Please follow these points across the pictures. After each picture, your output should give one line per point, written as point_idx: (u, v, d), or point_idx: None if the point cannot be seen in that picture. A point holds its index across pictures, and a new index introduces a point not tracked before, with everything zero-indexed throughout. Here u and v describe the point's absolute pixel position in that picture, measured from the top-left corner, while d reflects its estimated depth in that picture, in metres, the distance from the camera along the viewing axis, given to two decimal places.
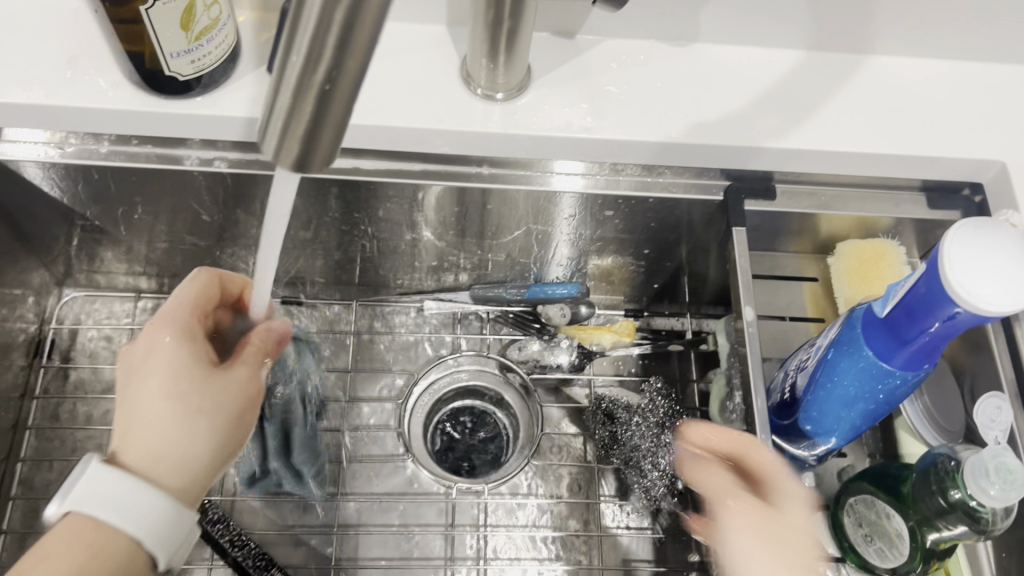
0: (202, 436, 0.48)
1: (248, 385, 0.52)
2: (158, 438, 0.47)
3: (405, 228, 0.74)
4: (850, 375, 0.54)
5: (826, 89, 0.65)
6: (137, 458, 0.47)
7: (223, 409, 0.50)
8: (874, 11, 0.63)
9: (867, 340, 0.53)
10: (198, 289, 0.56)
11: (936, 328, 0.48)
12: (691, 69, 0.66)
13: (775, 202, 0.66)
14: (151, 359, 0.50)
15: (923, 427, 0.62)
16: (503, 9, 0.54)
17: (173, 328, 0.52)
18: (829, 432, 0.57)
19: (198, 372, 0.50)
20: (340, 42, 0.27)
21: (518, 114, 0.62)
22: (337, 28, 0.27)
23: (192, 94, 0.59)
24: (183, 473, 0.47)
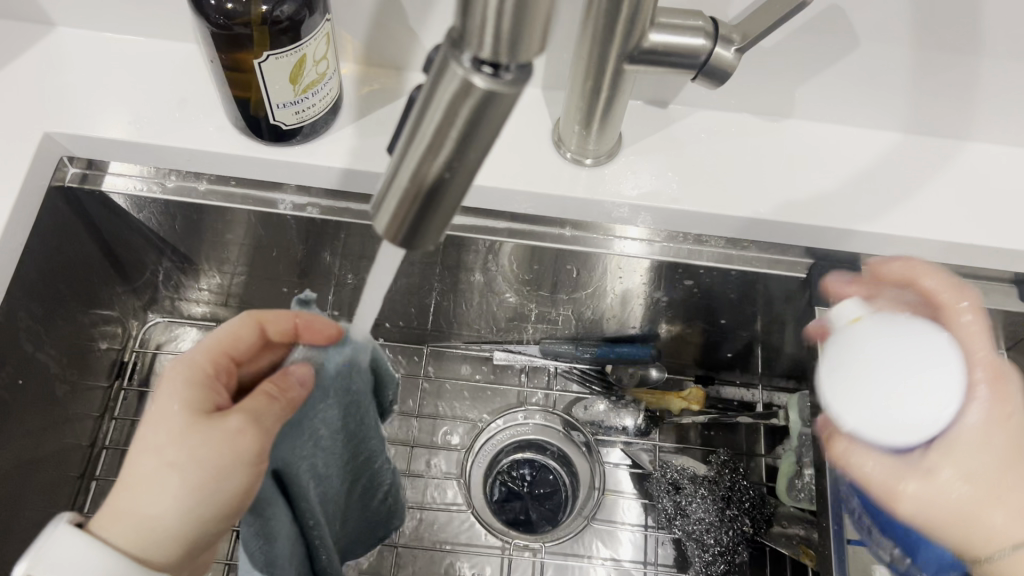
0: (173, 499, 0.43)
1: (238, 443, 0.44)
2: (130, 493, 0.43)
3: (483, 281, 0.75)
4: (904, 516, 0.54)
5: (921, 174, 0.64)
6: (110, 527, 0.43)
7: (202, 472, 0.43)
8: (976, 101, 0.62)
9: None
10: (227, 335, 0.49)
11: None
12: (782, 145, 0.65)
13: None
14: (151, 411, 0.45)
15: None
16: (603, 80, 0.55)
17: (186, 369, 0.46)
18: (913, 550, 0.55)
19: (184, 421, 0.44)
20: (463, 136, 0.28)
21: (606, 181, 0.63)
22: (462, 121, 0.27)
23: (292, 142, 0.61)
24: (141, 536, 0.43)
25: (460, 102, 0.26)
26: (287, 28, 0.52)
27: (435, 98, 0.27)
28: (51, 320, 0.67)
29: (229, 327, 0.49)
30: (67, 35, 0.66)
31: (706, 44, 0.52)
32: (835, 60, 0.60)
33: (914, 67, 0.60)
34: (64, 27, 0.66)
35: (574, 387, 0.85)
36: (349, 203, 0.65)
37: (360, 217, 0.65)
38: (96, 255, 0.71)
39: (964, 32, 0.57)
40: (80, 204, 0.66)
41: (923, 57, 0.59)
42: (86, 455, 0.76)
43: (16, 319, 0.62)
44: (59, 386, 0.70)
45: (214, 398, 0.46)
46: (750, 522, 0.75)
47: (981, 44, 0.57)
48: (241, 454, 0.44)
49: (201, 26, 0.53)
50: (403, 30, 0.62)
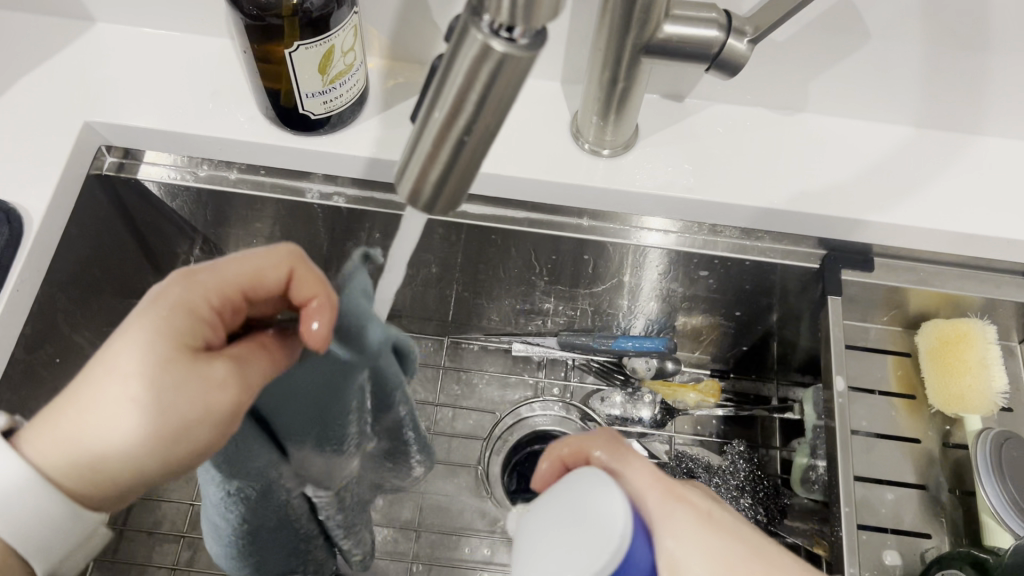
0: (121, 435, 0.40)
1: (215, 396, 0.40)
2: (82, 411, 0.40)
3: (503, 272, 0.77)
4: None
5: (933, 167, 0.66)
6: (45, 442, 0.41)
7: (155, 417, 0.40)
8: (988, 95, 0.63)
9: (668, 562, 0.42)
10: (251, 271, 0.44)
11: None
12: (796, 138, 0.67)
13: (872, 274, 0.67)
14: (129, 326, 0.41)
15: (1006, 513, 0.59)
16: (619, 71, 0.57)
17: (189, 298, 0.42)
18: None
19: (161, 354, 0.40)
20: (482, 98, 0.30)
21: (623, 170, 0.65)
22: (481, 84, 0.29)
23: (320, 132, 0.64)
24: (83, 459, 0.41)
25: (479, 64, 0.28)
26: (317, 19, 0.55)
27: (456, 63, 0.29)
28: (88, 304, 0.69)
29: (256, 260, 0.44)
30: (106, 30, 0.69)
31: (719, 36, 0.53)
32: (848, 53, 0.62)
33: (925, 60, 0.61)
34: (103, 22, 0.69)
35: (590, 380, 0.86)
36: (375, 193, 0.68)
37: (385, 206, 0.68)
38: (130, 242, 0.73)
39: (974, 26, 0.58)
40: (116, 192, 0.68)
41: (934, 50, 0.60)
42: None
43: (54, 301, 0.64)
44: None
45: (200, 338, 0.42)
46: (764, 512, 0.76)
47: (991, 37, 0.58)
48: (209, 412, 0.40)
49: (235, 18, 0.55)
50: (427, 24, 0.64)
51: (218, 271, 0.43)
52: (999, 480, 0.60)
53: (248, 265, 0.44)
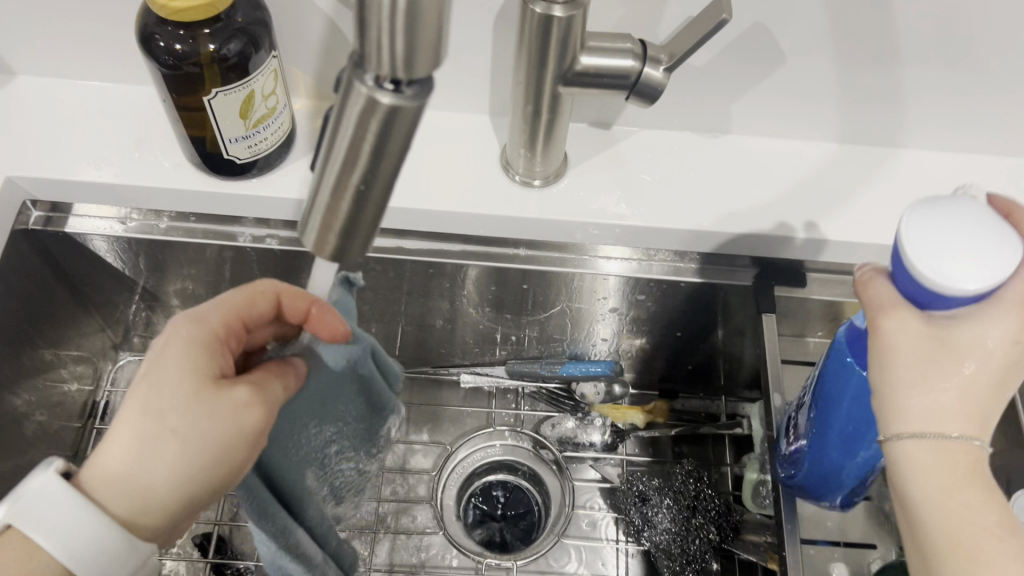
0: (174, 458, 0.42)
1: (244, 416, 0.43)
2: (125, 452, 0.42)
3: (445, 303, 0.76)
4: (846, 394, 0.53)
5: (857, 181, 0.67)
6: (90, 475, 0.41)
7: (206, 439, 0.42)
8: (905, 110, 0.65)
9: (866, 354, 0.52)
10: (244, 296, 0.48)
11: None
12: (724, 159, 0.68)
13: (805, 289, 0.68)
14: (150, 371, 0.43)
15: None
16: (542, 103, 0.58)
17: (194, 328, 0.44)
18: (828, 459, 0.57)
19: (193, 389, 0.43)
20: (374, 148, 0.30)
21: (554, 200, 0.65)
22: (371, 134, 0.29)
23: (249, 176, 0.63)
24: (133, 498, 0.42)
25: (367, 113, 0.28)
26: (234, 65, 0.55)
27: (345, 114, 0.29)
28: (19, 361, 0.68)
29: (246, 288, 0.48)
30: (26, 83, 0.68)
31: (635, 64, 0.54)
32: (766, 74, 0.63)
33: (841, 78, 0.63)
34: (25, 75, 0.68)
35: (541, 407, 0.86)
36: None
37: None
38: (64, 295, 0.72)
39: (883, 44, 0.59)
40: (45, 246, 0.67)
41: (849, 68, 0.62)
42: None
43: None
44: (31, 426, 0.71)
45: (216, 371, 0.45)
46: (717, 530, 0.75)
47: (900, 54, 0.60)
48: (248, 428, 0.43)
49: (152, 68, 0.55)
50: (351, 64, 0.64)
51: (217, 301, 0.47)
52: None
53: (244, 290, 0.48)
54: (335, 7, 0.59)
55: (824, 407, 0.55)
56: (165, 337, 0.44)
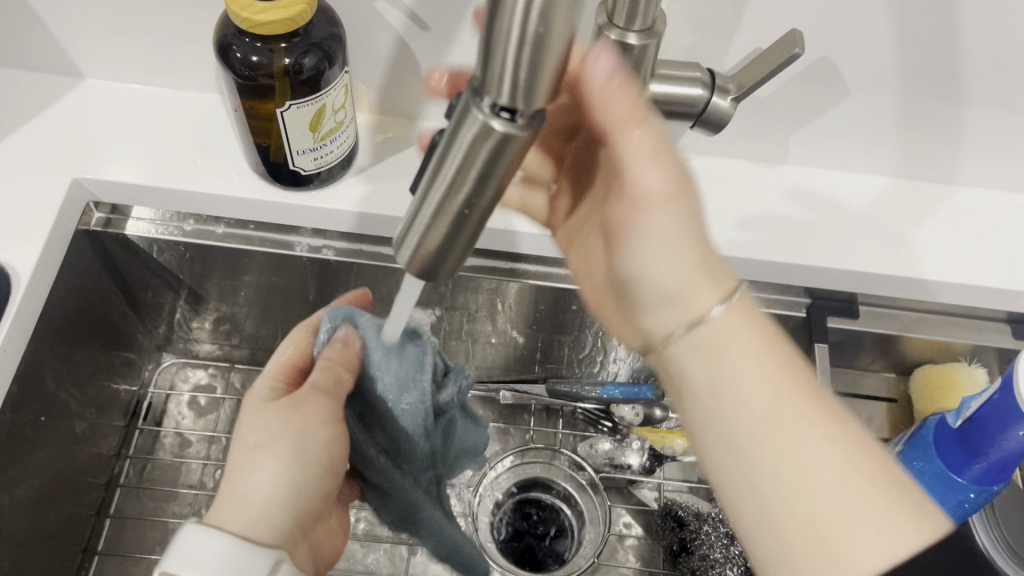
0: (269, 470, 0.49)
1: (285, 423, 0.50)
2: (252, 485, 0.48)
3: (490, 319, 0.77)
4: (920, 480, 0.54)
5: (911, 217, 0.67)
6: (228, 515, 0.48)
7: (302, 475, 0.50)
8: (963, 150, 0.65)
9: (942, 446, 0.53)
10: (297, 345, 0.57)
11: (1008, 443, 0.49)
12: (778, 189, 0.68)
13: (857, 321, 0.68)
14: (250, 415, 0.52)
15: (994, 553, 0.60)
16: None
17: (259, 395, 0.53)
18: None
19: (274, 409, 0.51)
20: (482, 174, 0.30)
21: None
22: (484, 157, 0.30)
23: (308, 187, 0.64)
24: (265, 513, 0.48)
25: (482, 135, 0.29)
26: (308, 79, 0.55)
27: (459, 136, 0.30)
28: (72, 359, 0.69)
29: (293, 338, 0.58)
30: (94, 88, 0.69)
31: (703, 93, 0.54)
32: (826, 109, 0.63)
33: (902, 117, 0.63)
34: (91, 79, 0.69)
35: (578, 427, 0.86)
36: (365, 245, 0.68)
37: (375, 259, 0.68)
38: (117, 295, 0.73)
39: (947, 82, 0.59)
40: (102, 247, 0.68)
41: (911, 106, 0.62)
42: (101, 489, 0.76)
43: (41, 358, 0.64)
44: (78, 423, 0.71)
45: (285, 415, 0.51)
46: None
47: (963, 94, 0.60)
48: (274, 412, 0.51)
49: (227, 78, 0.56)
50: (415, 82, 0.65)
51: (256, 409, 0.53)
52: (989, 517, 0.61)
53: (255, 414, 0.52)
54: (404, 25, 0.60)
55: None
56: (253, 422, 0.51)
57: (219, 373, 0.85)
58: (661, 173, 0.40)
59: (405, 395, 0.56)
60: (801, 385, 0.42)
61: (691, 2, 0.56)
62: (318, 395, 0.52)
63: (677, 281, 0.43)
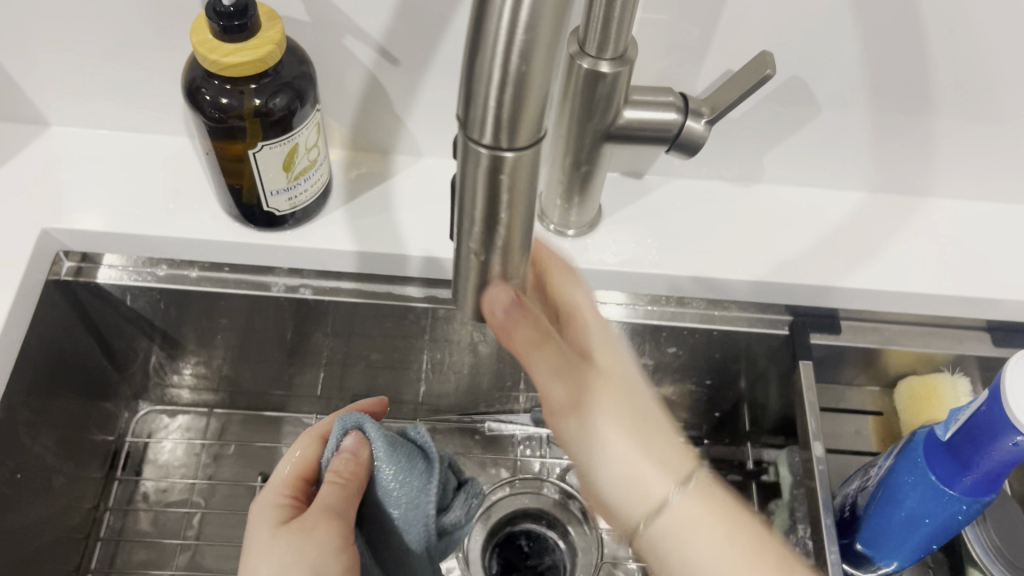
0: None
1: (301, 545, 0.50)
2: None
3: (472, 351, 0.76)
4: (912, 493, 0.54)
5: (887, 230, 0.68)
6: None
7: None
8: (934, 162, 0.66)
9: (932, 459, 0.53)
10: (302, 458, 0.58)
11: (1000, 455, 0.49)
12: (754, 208, 0.68)
13: (839, 336, 0.68)
14: (256, 541, 0.51)
15: (990, 562, 0.60)
16: (584, 156, 0.58)
17: (266, 514, 0.53)
18: (889, 556, 0.57)
19: (287, 531, 0.51)
20: (487, 210, 0.30)
21: (589, 249, 0.65)
22: (482, 194, 0.29)
23: (284, 227, 0.63)
24: None
25: (476, 169, 0.28)
26: (279, 119, 0.55)
27: (468, 166, 0.29)
28: (47, 412, 0.67)
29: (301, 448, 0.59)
30: (60, 135, 0.68)
31: (677, 117, 0.55)
32: (798, 127, 0.64)
33: (873, 132, 0.64)
34: (58, 126, 0.68)
35: (565, 455, 0.85)
36: (342, 282, 0.67)
37: (354, 296, 0.67)
38: (92, 345, 0.71)
39: (916, 96, 0.60)
40: (74, 295, 0.67)
41: (882, 121, 0.62)
42: (81, 544, 0.74)
43: (15, 414, 0.63)
44: (55, 477, 0.70)
45: (297, 538, 0.50)
46: None
47: (931, 107, 0.61)
48: (291, 531, 0.51)
49: (197, 120, 0.55)
50: (388, 116, 0.65)
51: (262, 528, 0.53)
52: (981, 527, 0.60)
53: (260, 538, 0.52)
54: (375, 60, 0.60)
55: (886, 504, 0.55)
56: (261, 545, 0.51)
57: (198, 419, 0.83)
58: (562, 390, 0.42)
59: (403, 488, 0.56)
60: (727, 497, 0.45)
61: (659, 28, 0.56)
62: (330, 516, 0.52)
63: (623, 467, 0.44)
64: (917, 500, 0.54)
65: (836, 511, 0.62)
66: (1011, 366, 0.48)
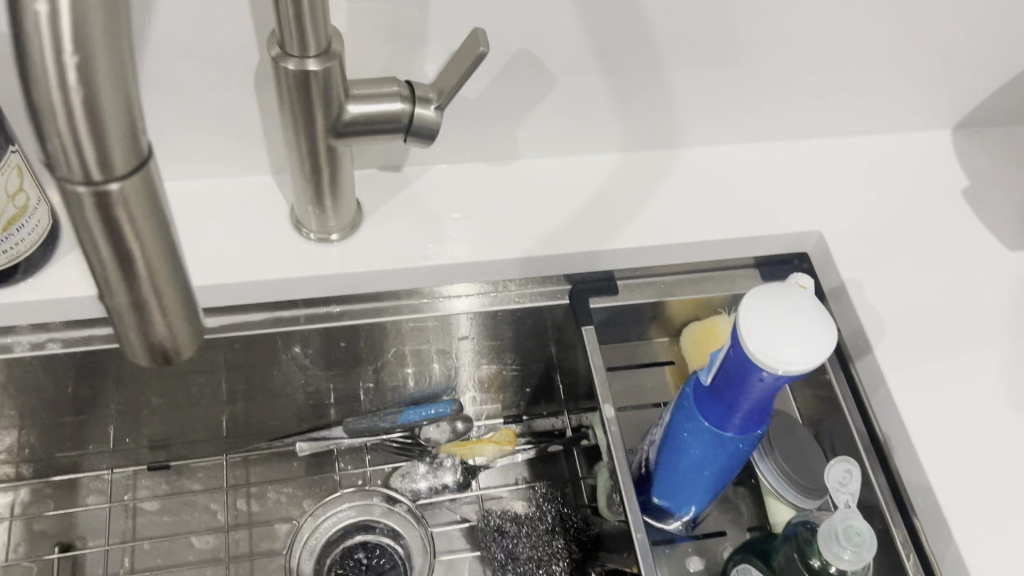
0: None
1: None
2: None
3: (263, 375, 0.73)
4: (689, 440, 0.55)
5: (647, 186, 0.69)
6: None
7: None
8: (678, 113, 0.67)
9: (701, 404, 0.54)
10: None
11: (754, 391, 0.50)
12: (517, 184, 0.68)
13: (617, 296, 0.68)
14: None
15: (782, 486, 0.62)
16: (321, 159, 0.55)
17: None
18: (684, 502, 0.59)
19: None
20: (118, 260, 0.29)
21: (354, 251, 0.63)
22: (103, 241, 0.29)
23: (11, 281, 0.59)
24: None
25: (84, 211, 0.28)
26: None
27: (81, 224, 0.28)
28: None
29: None
30: None
31: (404, 107, 0.53)
32: (539, 99, 0.63)
33: (614, 93, 0.64)
34: None
35: (387, 460, 0.82)
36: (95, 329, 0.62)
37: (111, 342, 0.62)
38: None
39: (645, 51, 0.61)
40: None
41: (619, 81, 0.63)
42: None
43: None
44: None
45: None
46: (578, 547, 0.75)
47: (661, 60, 0.62)
48: None
49: None
50: None
51: None
52: (768, 455, 0.63)
53: None
54: None
55: (670, 454, 0.57)
56: None
57: None
58: None
59: None
60: None
61: (371, 18, 0.54)
62: None
63: None
64: (695, 445, 0.55)
65: (636, 471, 0.63)
66: (745, 310, 0.47)
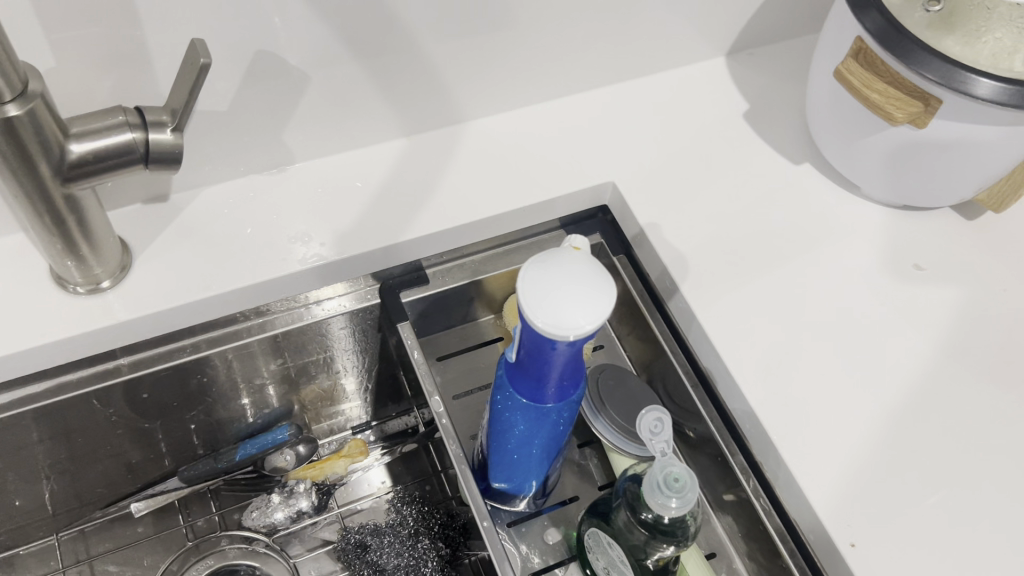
0: None
1: None
2: None
3: (70, 446, 0.67)
4: (510, 416, 0.54)
5: (433, 169, 0.67)
6: None
7: None
8: (447, 89, 0.66)
9: (513, 380, 0.53)
10: None
11: (555, 362, 0.49)
12: (297, 191, 0.65)
13: (429, 284, 0.66)
14: None
15: (621, 441, 0.61)
16: (57, 208, 0.51)
17: None
18: (525, 472, 0.58)
19: None
20: None
21: (130, 297, 0.59)
22: None
23: None
24: None
25: None
26: None
27: None
28: None
29: None
30: None
31: (136, 136, 0.48)
32: (297, 100, 0.60)
33: (374, 80, 0.62)
34: None
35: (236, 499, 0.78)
36: None
37: None
38: None
39: (393, 33, 0.59)
40: None
41: (375, 67, 0.61)
42: None
43: None
44: None
45: None
46: (446, 544, 0.71)
47: (413, 40, 0.60)
48: None
49: None
50: None
51: None
52: (602, 414, 0.62)
53: None
54: None
55: (497, 433, 0.55)
56: None
57: None
58: None
59: None
60: None
61: (78, 48, 0.49)
62: None
63: None
64: (518, 419, 0.54)
65: (476, 456, 0.62)
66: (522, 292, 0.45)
